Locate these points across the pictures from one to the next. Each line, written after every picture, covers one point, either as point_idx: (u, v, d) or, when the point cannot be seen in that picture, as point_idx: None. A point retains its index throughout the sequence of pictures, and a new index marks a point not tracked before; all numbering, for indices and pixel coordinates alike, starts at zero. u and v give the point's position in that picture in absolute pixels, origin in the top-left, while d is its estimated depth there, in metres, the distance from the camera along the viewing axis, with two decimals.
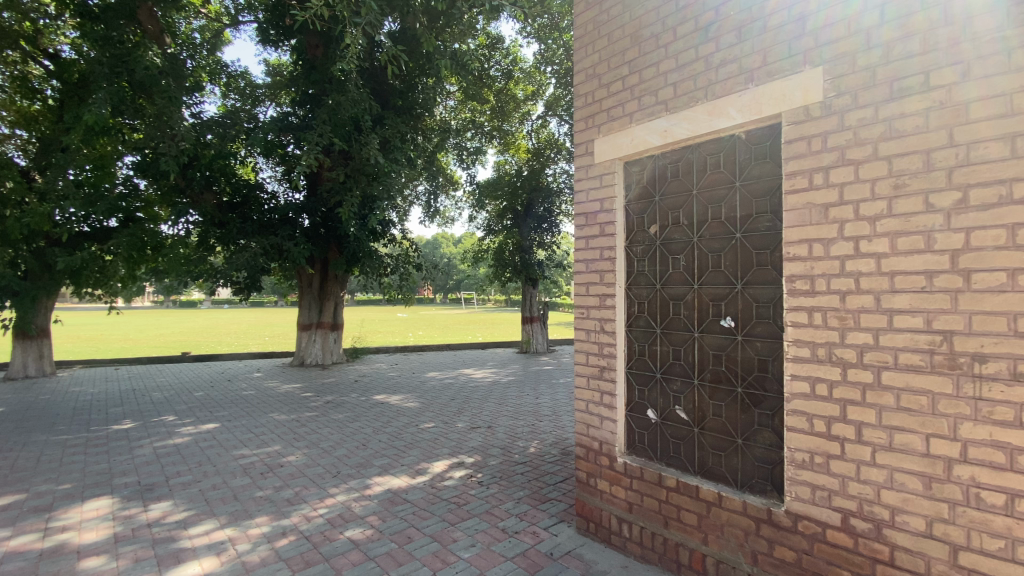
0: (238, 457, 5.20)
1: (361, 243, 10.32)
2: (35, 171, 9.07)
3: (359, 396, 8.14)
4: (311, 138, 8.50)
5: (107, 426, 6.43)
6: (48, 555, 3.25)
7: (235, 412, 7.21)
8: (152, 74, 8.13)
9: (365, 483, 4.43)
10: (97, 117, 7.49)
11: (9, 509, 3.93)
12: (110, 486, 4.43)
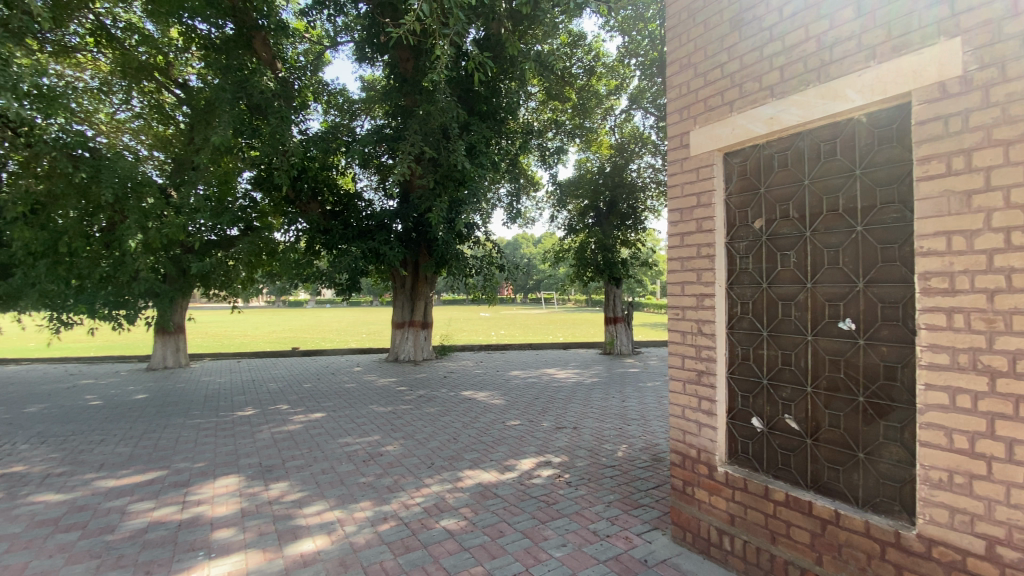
0: (343, 445, 5.63)
1: (449, 246, 10.76)
2: (171, 188, 10.35)
3: (448, 392, 8.47)
4: (404, 148, 9.02)
5: (233, 413, 7.25)
6: (189, 524, 3.72)
7: (338, 403, 7.82)
8: (267, 96, 9.08)
9: (457, 476, 4.61)
10: (223, 138, 8.48)
11: (159, 482, 4.56)
12: (237, 466, 4.99)
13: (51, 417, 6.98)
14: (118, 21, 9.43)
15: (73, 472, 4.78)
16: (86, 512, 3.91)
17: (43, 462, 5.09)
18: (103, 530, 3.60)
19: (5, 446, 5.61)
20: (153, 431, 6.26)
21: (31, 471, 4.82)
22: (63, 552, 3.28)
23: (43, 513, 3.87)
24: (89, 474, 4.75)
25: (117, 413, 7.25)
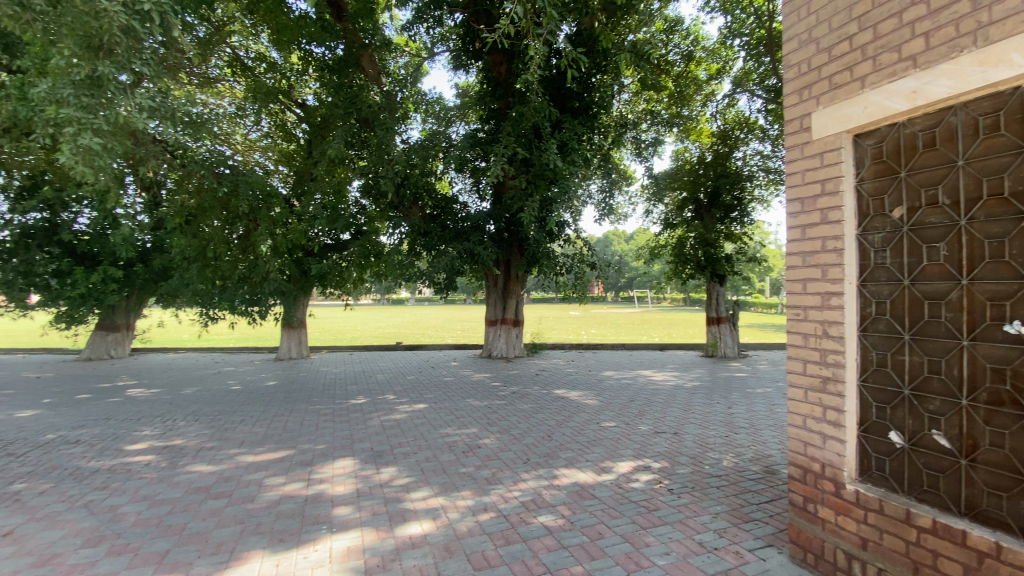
0: (444, 436, 5.90)
1: (540, 245, 10.85)
2: (293, 198, 11.54)
3: (542, 390, 8.54)
4: (498, 149, 9.22)
5: (347, 401, 7.93)
6: (313, 500, 4.13)
7: (438, 396, 8.23)
8: (374, 109, 9.85)
9: (554, 473, 4.63)
10: (336, 150, 9.28)
11: (288, 460, 5.12)
12: (352, 450, 5.45)
13: (203, 399, 8.13)
14: (251, 53, 10.71)
15: (221, 447, 5.53)
16: (231, 483, 4.50)
17: (198, 437, 5.94)
18: (244, 500, 4.12)
19: (169, 422, 6.64)
20: (281, 415, 7.04)
21: (190, 444, 5.65)
22: (214, 516, 3.81)
23: (198, 481, 4.52)
24: (232, 449, 5.47)
25: (253, 397, 8.27)
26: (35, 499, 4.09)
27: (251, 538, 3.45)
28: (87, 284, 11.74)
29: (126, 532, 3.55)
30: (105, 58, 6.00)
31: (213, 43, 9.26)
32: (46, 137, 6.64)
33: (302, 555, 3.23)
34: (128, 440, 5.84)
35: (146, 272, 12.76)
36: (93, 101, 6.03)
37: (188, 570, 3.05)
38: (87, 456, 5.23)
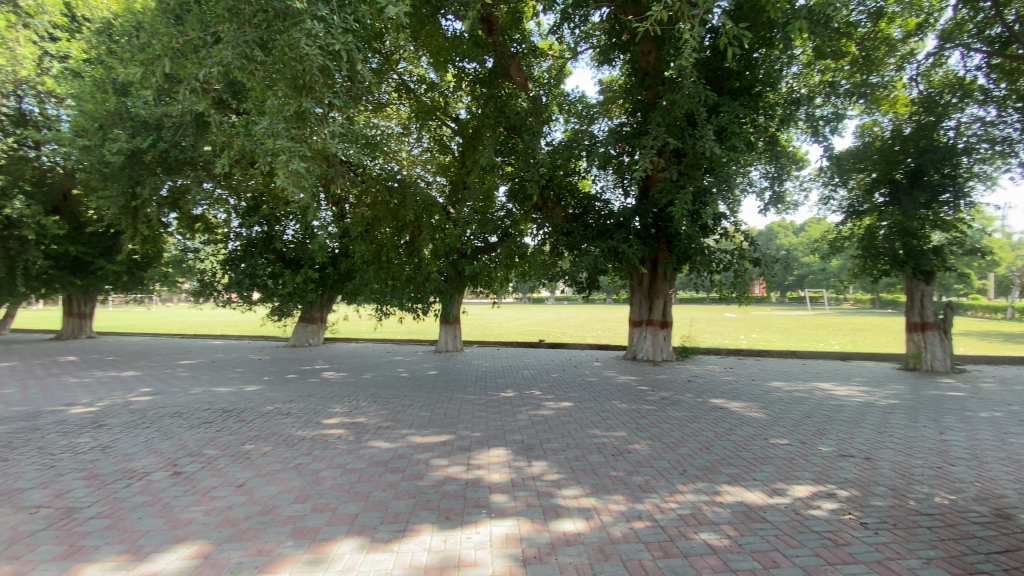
0: (593, 436, 5.87)
1: (693, 240, 10.16)
2: (449, 205, 12.50)
3: (696, 397, 8.00)
4: (647, 141, 8.80)
5: (497, 393, 8.38)
6: (473, 484, 4.44)
7: (584, 395, 8.23)
8: (522, 114, 10.19)
9: (714, 489, 4.29)
10: (487, 158, 9.80)
11: (450, 444, 5.58)
12: (504, 440, 5.73)
13: (378, 384, 9.30)
14: (413, 77, 11.84)
15: (394, 427, 6.26)
16: (404, 459, 5.06)
17: (376, 417, 6.81)
18: (415, 477, 4.60)
19: (354, 402, 7.72)
20: (442, 402, 7.72)
21: (370, 422, 6.50)
22: (391, 488, 4.31)
23: (378, 456, 5.17)
24: (403, 430, 6.15)
25: (417, 385, 9.20)
26: (261, 458, 5.07)
27: (422, 513, 3.83)
28: (293, 284, 14.24)
29: (325, 493, 4.20)
30: (307, 95, 7.18)
31: (383, 71, 10.47)
32: (267, 165, 8.19)
33: (466, 535, 3.48)
34: (325, 415, 6.93)
35: (334, 273, 15.01)
36: (299, 132, 7.30)
37: (373, 533, 3.50)
38: (296, 426, 6.34)
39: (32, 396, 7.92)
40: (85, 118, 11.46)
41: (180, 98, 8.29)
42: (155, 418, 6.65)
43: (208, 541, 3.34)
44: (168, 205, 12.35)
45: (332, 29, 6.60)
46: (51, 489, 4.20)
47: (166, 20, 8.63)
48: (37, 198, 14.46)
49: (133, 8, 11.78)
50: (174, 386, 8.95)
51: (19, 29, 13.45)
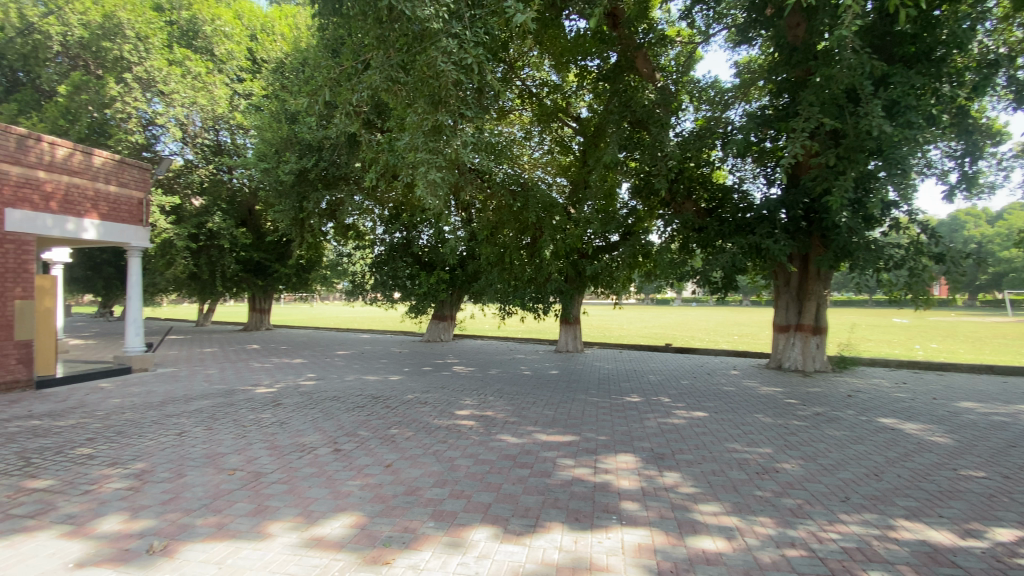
0: (732, 451, 5.43)
1: (855, 233, 8.90)
2: (570, 205, 12.54)
3: (858, 415, 6.96)
4: (796, 124, 7.88)
5: (623, 397, 8.17)
6: (601, 488, 4.37)
7: (720, 405, 7.64)
8: (649, 107, 9.78)
9: (886, 522, 3.69)
10: (613, 155, 9.54)
11: (576, 445, 5.57)
12: (633, 447, 5.55)
13: (505, 380, 9.65)
14: (535, 81, 12.03)
15: (521, 423, 6.43)
16: (531, 456, 5.17)
17: (504, 412, 7.06)
18: (543, 474, 4.66)
19: (483, 396, 8.09)
20: (567, 402, 7.73)
21: (498, 417, 6.76)
22: (521, 483, 4.43)
23: (507, 449, 5.35)
24: (530, 427, 6.28)
25: (542, 383, 9.35)
26: (404, 443, 5.55)
27: (551, 510, 3.87)
28: (427, 284, 15.41)
29: (461, 480, 4.46)
30: (443, 109, 7.71)
31: (509, 79, 10.81)
32: (406, 176, 8.90)
33: (597, 539, 3.44)
34: (457, 406, 7.37)
35: (463, 274, 15.93)
36: (435, 144, 7.82)
37: (506, 524, 3.62)
38: (432, 415, 6.83)
39: (229, 376, 9.61)
40: (265, 145, 13.63)
41: (336, 122, 9.43)
42: (318, 400, 7.65)
43: (363, 513, 3.74)
44: (327, 216, 14.13)
45: (465, 45, 7.01)
46: (245, 455, 5.05)
47: (325, 54, 9.91)
48: (230, 213, 17.54)
49: (299, 47, 13.67)
50: (332, 373, 10.22)
51: (218, 75, 16.42)
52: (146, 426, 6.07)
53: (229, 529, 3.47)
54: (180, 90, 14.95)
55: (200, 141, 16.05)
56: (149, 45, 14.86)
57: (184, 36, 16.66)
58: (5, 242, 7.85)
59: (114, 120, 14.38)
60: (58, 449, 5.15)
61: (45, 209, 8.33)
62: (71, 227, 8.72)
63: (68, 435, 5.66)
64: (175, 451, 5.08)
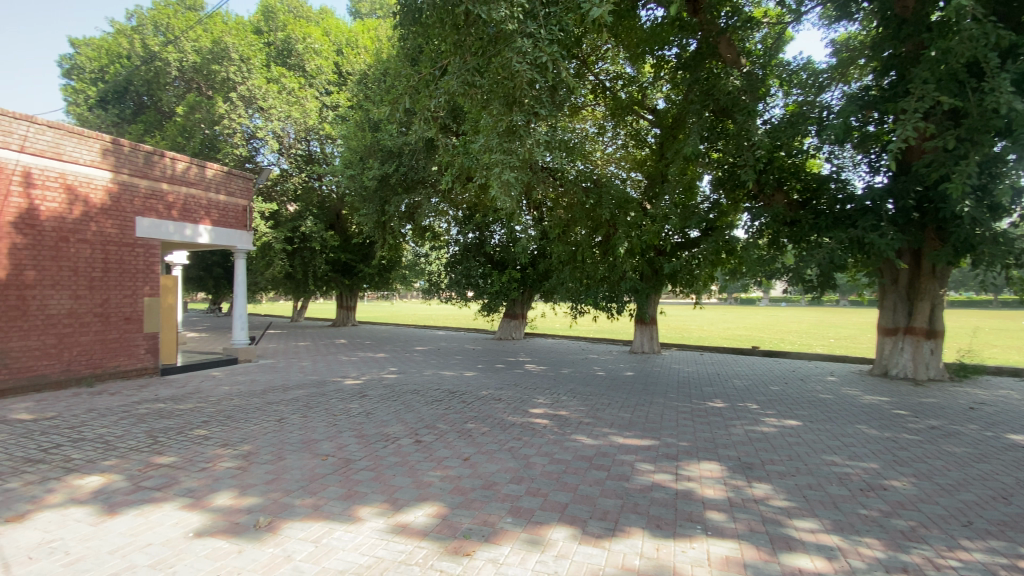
0: (830, 464, 4.98)
1: (980, 226, 7.83)
2: (646, 200, 12.23)
3: (984, 430, 6.12)
4: (906, 105, 7.09)
5: (705, 402, 7.78)
6: (683, 495, 4.18)
7: (815, 414, 7.05)
8: (734, 95, 9.21)
9: (1023, 554, 3.22)
10: (694, 146, 9.10)
11: (655, 449, 5.37)
12: (717, 454, 5.27)
13: (578, 380, 9.54)
14: (609, 75, 11.75)
15: (596, 424, 6.32)
16: (608, 458, 5.06)
17: (578, 412, 6.97)
18: (621, 477, 4.54)
19: (557, 395, 8.05)
20: (643, 405, 7.49)
21: (573, 417, 6.69)
22: (598, 485, 4.35)
23: (582, 450, 5.28)
24: (606, 428, 6.15)
25: (617, 384, 9.15)
26: (481, 438, 5.66)
27: (631, 515, 3.76)
28: (500, 283, 15.63)
29: (538, 478, 4.46)
30: (518, 109, 7.75)
31: (582, 75, 10.66)
32: (481, 177, 9.07)
33: (680, 548, 3.29)
34: (531, 405, 7.39)
35: (535, 273, 15.98)
36: (511, 144, 7.90)
37: (583, 526, 3.57)
38: (506, 412, 6.90)
39: (320, 368, 10.34)
40: (351, 153, 14.54)
41: (415, 128, 9.84)
42: (398, 393, 8.00)
43: (444, 504, 3.85)
44: (405, 219, 14.75)
45: (540, 43, 7.02)
46: (335, 442, 5.40)
47: (405, 63, 10.35)
48: (320, 217, 18.85)
49: (381, 58, 14.37)
50: (411, 367, 10.67)
51: (309, 89, 17.69)
52: (250, 411, 6.68)
53: (323, 510, 3.72)
54: (276, 105, 16.30)
55: (294, 151, 17.37)
56: (251, 65, 16.33)
57: (280, 55, 18.15)
58: (137, 246, 8.97)
59: (222, 136, 15.97)
60: (179, 429, 5.80)
61: (167, 217, 9.41)
62: (188, 232, 9.79)
63: (187, 417, 6.35)
64: (275, 436, 5.54)
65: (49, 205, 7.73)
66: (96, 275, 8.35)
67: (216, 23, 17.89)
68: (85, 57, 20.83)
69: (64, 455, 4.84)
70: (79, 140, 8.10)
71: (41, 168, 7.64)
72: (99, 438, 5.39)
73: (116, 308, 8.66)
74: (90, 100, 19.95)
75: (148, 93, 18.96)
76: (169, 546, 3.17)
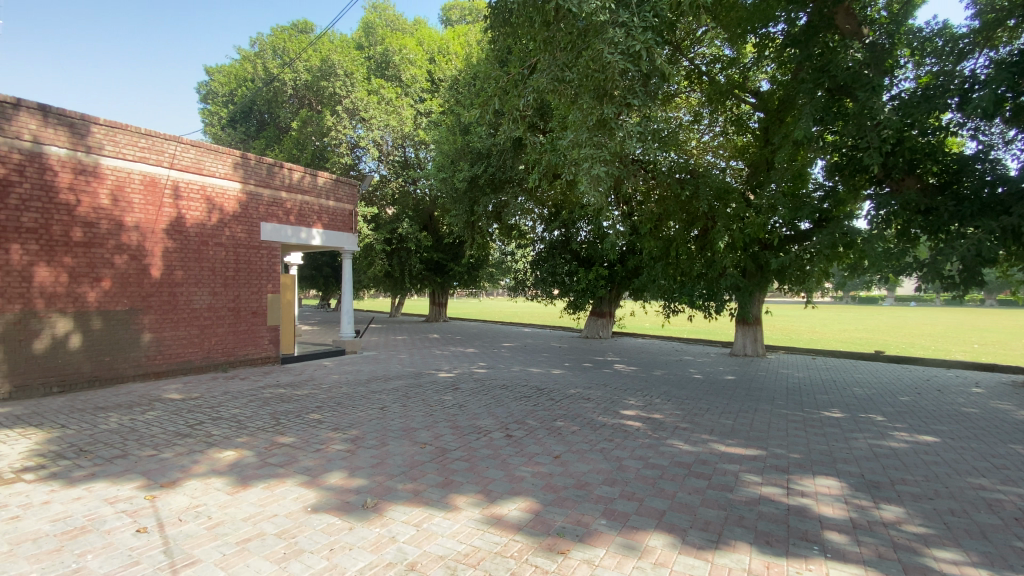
0: (978, 488, 4.29)
1: None
2: (748, 190, 11.44)
3: None
4: None
5: (820, 411, 7.06)
6: (797, 512, 3.82)
7: (958, 430, 6.11)
8: (854, 70, 8.24)
9: None
10: (806, 129, 8.27)
11: (761, 460, 4.97)
12: (835, 469, 4.75)
13: (672, 382, 9.11)
14: (706, 59, 11.07)
15: (694, 430, 5.99)
16: (708, 466, 4.76)
17: (673, 416, 6.65)
18: (724, 488, 4.25)
19: (650, 397, 7.75)
20: (746, 412, 6.96)
21: (668, 421, 6.40)
22: (698, 494, 4.11)
23: (679, 456, 5.02)
24: (705, 435, 5.80)
25: (716, 388, 8.61)
26: (571, 436, 5.60)
27: (736, 528, 3.51)
28: (587, 280, 15.41)
29: (632, 482, 4.32)
30: (609, 102, 7.53)
31: (676, 61, 10.16)
32: (570, 173, 8.98)
33: (794, 569, 3.01)
34: (623, 406, 7.19)
35: (623, 270, 15.57)
36: (602, 137, 7.73)
37: (683, 535, 3.39)
38: (597, 412, 6.77)
39: (416, 361, 10.88)
40: (443, 156, 15.13)
41: (504, 129, 10.00)
42: (489, 388, 8.18)
43: (536, 500, 3.86)
44: (493, 218, 15.05)
45: (633, 32, 6.81)
46: (432, 432, 5.64)
47: (493, 65, 10.50)
48: (415, 219, 19.86)
49: (471, 63, 14.80)
50: (500, 363, 10.87)
51: (405, 98, 18.69)
52: (356, 399, 7.20)
53: (423, 496, 3.90)
54: (376, 116, 17.44)
55: (391, 157, 18.45)
56: (354, 80, 17.62)
57: (379, 68, 19.38)
58: (262, 248, 10.06)
59: (330, 146, 17.36)
60: (297, 413, 6.40)
61: (286, 222, 10.46)
62: (303, 235, 10.80)
63: (303, 402, 7.01)
64: (377, 423, 5.91)
65: (193, 213, 8.89)
66: (230, 274, 9.48)
67: (324, 44, 19.54)
68: (219, 83, 23.74)
69: (206, 431, 5.55)
70: (216, 156, 9.25)
71: (187, 182, 8.79)
72: (233, 417, 6.12)
73: (245, 303, 9.78)
74: (223, 120, 22.71)
75: (269, 111, 21.18)
76: (291, 517, 3.50)
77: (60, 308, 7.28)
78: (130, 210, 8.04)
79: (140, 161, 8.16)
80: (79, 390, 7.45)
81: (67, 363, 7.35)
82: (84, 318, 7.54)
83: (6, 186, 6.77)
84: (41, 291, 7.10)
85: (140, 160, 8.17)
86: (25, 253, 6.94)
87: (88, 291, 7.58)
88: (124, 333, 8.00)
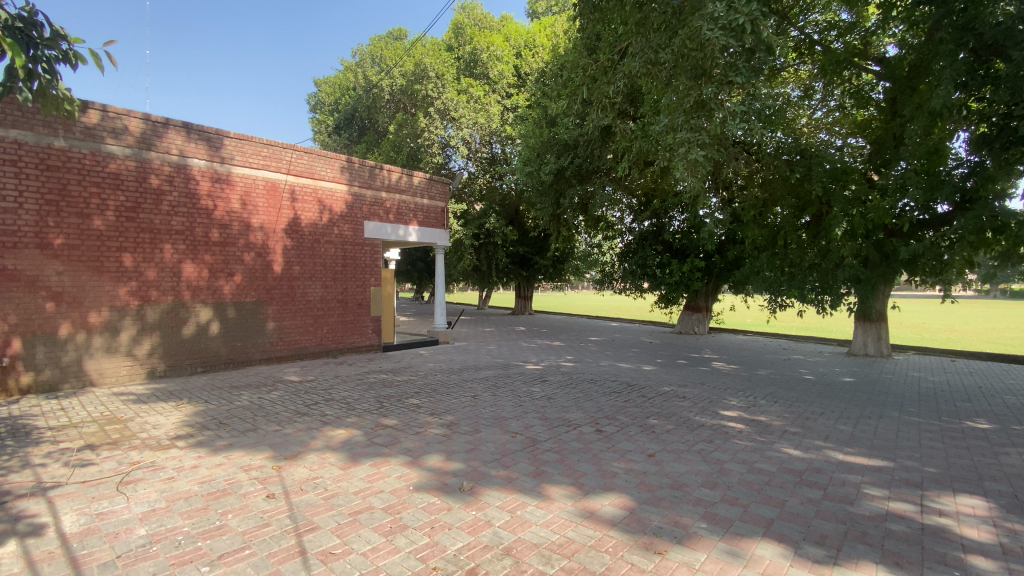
0: None
1: None
2: (870, 170, 10.23)
3: None
4: None
5: (962, 421, 6.15)
6: (934, 532, 3.35)
7: None
8: (1006, 26, 6.80)
9: None
10: (946, 98, 7.12)
11: (887, 472, 4.44)
12: (982, 488, 4.12)
13: (778, 382, 8.40)
14: (819, 26, 9.92)
15: (806, 435, 5.50)
16: (824, 476, 4.34)
17: (780, 419, 6.15)
18: (842, 500, 3.85)
19: (753, 397, 7.24)
20: (868, 418, 6.24)
21: (775, 424, 5.93)
22: (812, 504, 3.76)
23: (789, 463, 4.63)
24: (818, 441, 5.30)
25: (829, 390, 7.85)
26: (665, 435, 5.40)
27: (858, 545, 3.17)
28: (680, 272, 14.68)
29: (735, 486, 4.06)
30: (707, 81, 7.04)
31: (784, 31, 9.22)
32: (663, 159, 8.58)
33: None
34: (723, 406, 6.78)
35: (722, 261, 14.75)
36: (697, 120, 7.27)
37: (796, 547, 3.13)
38: (694, 411, 6.46)
39: (505, 353, 11.11)
40: (529, 150, 15.16)
41: (592, 118, 9.77)
42: (577, 382, 8.14)
43: (630, 497, 3.77)
44: (579, 210, 14.88)
45: (735, 4, 6.33)
46: (523, 422, 5.72)
47: (581, 53, 10.30)
48: (502, 214, 20.24)
49: (558, 53, 14.60)
50: (588, 357, 10.76)
51: (492, 95, 18.97)
52: (450, 387, 7.52)
53: (516, 484, 3.98)
54: (465, 114, 17.94)
55: (479, 154, 18.86)
56: (445, 81, 18.25)
57: (467, 66, 19.89)
58: (366, 245, 10.80)
59: (424, 147, 18.09)
60: (398, 397, 6.85)
61: (387, 220, 11.16)
62: (401, 232, 11.43)
63: (403, 387, 7.47)
64: (471, 411, 6.13)
65: (307, 214, 9.78)
66: (338, 269, 10.32)
67: (417, 49, 20.51)
68: (327, 93, 25.81)
69: (321, 411, 6.10)
70: (325, 161, 10.07)
71: (301, 185, 9.67)
72: (342, 400, 6.66)
73: (352, 295, 10.60)
74: (330, 127, 24.76)
75: (368, 117, 22.71)
76: (395, 494, 3.75)
77: (202, 299, 8.38)
78: (256, 212, 9.03)
79: (263, 168, 9.11)
80: (218, 369, 8.56)
81: (208, 346, 8.46)
82: (221, 307, 8.61)
83: (159, 194, 7.90)
84: (187, 285, 8.21)
85: (263, 167, 9.12)
86: (175, 251, 8.07)
87: (223, 284, 8.63)
88: (253, 321, 9.03)
